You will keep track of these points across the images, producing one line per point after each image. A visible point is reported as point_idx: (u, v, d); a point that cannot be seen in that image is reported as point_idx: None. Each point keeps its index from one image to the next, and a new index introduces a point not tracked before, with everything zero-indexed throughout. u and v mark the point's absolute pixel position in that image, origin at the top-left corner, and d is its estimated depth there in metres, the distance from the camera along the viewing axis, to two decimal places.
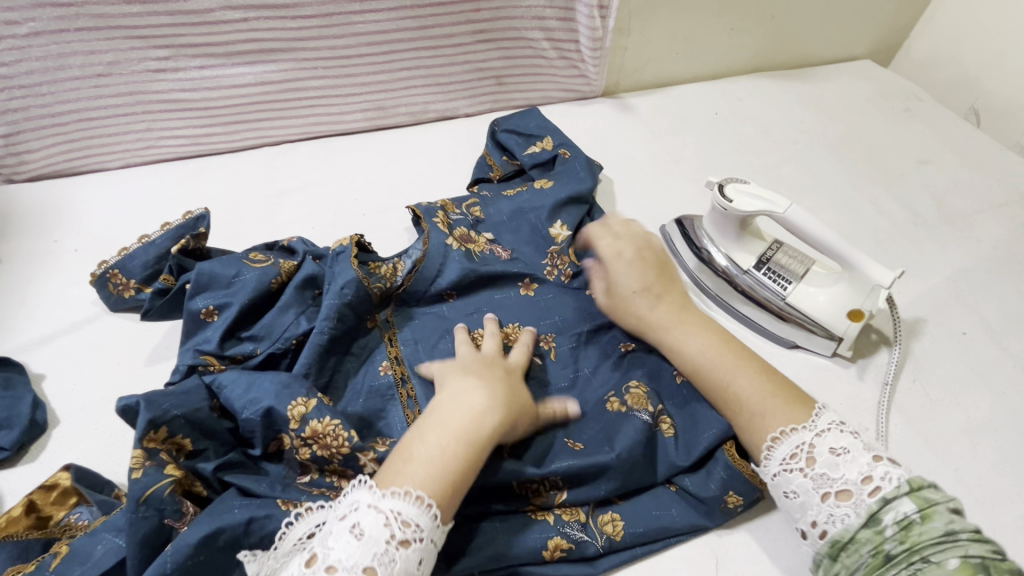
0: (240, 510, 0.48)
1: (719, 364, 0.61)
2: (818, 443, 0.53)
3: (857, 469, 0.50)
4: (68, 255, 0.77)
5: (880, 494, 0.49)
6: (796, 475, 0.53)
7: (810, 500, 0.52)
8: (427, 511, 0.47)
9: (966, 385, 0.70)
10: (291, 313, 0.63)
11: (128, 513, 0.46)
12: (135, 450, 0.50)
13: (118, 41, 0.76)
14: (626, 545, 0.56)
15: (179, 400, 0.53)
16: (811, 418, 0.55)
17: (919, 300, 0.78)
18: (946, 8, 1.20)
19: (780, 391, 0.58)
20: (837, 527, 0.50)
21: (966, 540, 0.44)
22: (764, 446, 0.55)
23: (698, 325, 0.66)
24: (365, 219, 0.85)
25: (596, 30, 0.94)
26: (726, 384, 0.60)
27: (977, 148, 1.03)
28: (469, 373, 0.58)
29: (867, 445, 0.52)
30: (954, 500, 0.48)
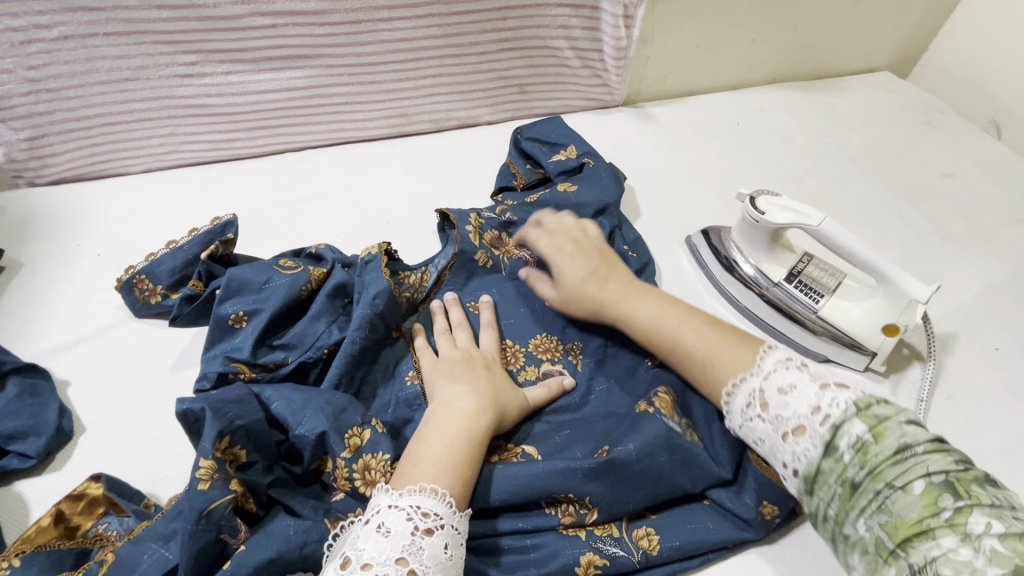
0: (295, 533, 0.47)
1: (669, 325, 0.63)
2: (767, 386, 0.54)
3: (806, 402, 0.50)
4: (92, 259, 0.77)
5: (832, 421, 0.49)
6: (757, 422, 0.53)
7: (775, 443, 0.52)
8: (443, 500, 0.48)
9: (1000, 402, 0.69)
10: (322, 322, 0.63)
11: (188, 524, 0.45)
12: (203, 460, 0.48)
13: (146, 47, 0.76)
14: (663, 560, 0.54)
15: (240, 410, 0.51)
16: (755, 362, 0.56)
17: (949, 315, 0.77)
18: (965, 21, 1.20)
19: (724, 338, 0.60)
20: (803, 463, 0.50)
21: (924, 455, 0.45)
22: (722, 399, 0.57)
23: (647, 292, 0.67)
24: (389, 226, 0.85)
25: (621, 39, 0.93)
26: (676, 343, 0.61)
27: (999, 161, 1.02)
28: (457, 376, 0.59)
29: (814, 375, 0.52)
30: (903, 412, 0.48)
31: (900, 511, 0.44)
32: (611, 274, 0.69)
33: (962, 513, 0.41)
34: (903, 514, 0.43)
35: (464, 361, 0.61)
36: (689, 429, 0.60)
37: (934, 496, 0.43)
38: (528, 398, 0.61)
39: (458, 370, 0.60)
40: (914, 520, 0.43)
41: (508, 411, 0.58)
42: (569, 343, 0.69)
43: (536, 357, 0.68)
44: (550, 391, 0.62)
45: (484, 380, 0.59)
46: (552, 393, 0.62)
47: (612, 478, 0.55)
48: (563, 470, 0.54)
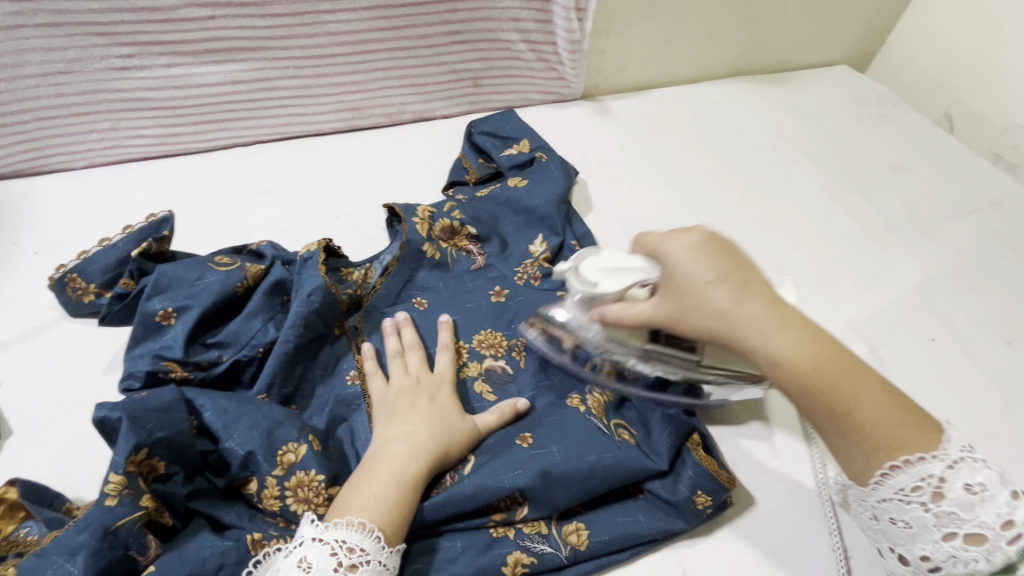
0: (211, 554, 0.47)
1: (838, 385, 0.47)
2: (950, 478, 0.46)
3: (996, 513, 0.45)
4: (28, 257, 0.75)
5: (1019, 541, 0.45)
6: (918, 508, 0.47)
7: (927, 535, 0.47)
8: (371, 535, 0.48)
9: (935, 392, 0.70)
10: (258, 320, 0.62)
11: (93, 540, 0.44)
12: (114, 474, 0.47)
13: (79, 38, 0.74)
14: (593, 554, 0.54)
15: (163, 421, 0.51)
16: (940, 446, 0.47)
17: (889, 307, 0.78)
18: (921, 15, 1.21)
19: (907, 417, 0.48)
20: (957, 568, 0.46)
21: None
22: (879, 475, 0.48)
23: (789, 318, 0.49)
24: (337, 222, 0.84)
25: (573, 32, 0.93)
26: (846, 411, 0.47)
27: (949, 154, 1.04)
28: (398, 415, 0.57)
29: (999, 478, 0.47)
30: None
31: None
32: (748, 283, 0.49)
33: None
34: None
35: (411, 392, 0.60)
36: (623, 429, 0.61)
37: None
38: (478, 426, 0.59)
39: (402, 405, 0.59)
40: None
41: (453, 449, 0.56)
42: (514, 339, 0.69)
43: (480, 353, 0.67)
44: (502, 416, 0.60)
45: (426, 414, 0.57)
46: (504, 417, 0.60)
47: (545, 485, 0.55)
48: (492, 479, 0.54)
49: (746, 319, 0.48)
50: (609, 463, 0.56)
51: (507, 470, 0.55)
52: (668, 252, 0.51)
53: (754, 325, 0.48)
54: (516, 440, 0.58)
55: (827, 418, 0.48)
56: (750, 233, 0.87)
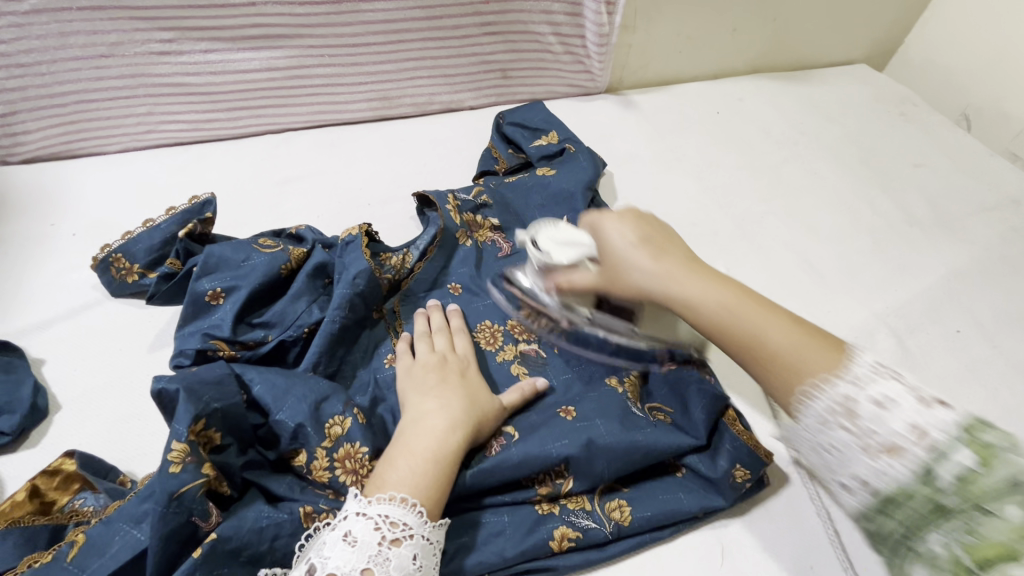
0: (267, 525, 0.48)
1: (741, 315, 0.52)
2: (859, 395, 0.47)
3: (905, 419, 0.45)
4: (66, 239, 0.75)
5: (935, 444, 0.43)
6: (837, 430, 0.47)
7: (851, 455, 0.46)
8: (413, 510, 0.48)
9: (961, 381, 0.72)
10: (303, 301, 0.63)
11: (159, 507, 0.45)
12: (175, 442, 0.47)
13: (122, 22, 0.75)
14: (637, 530, 0.56)
15: (218, 394, 0.51)
16: (846, 367, 0.48)
17: (914, 300, 0.80)
18: (940, 16, 1.23)
19: (813, 340, 0.50)
20: (882, 482, 0.44)
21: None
22: (796, 402, 0.49)
23: (701, 268, 0.56)
24: (371, 209, 0.85)
25: (603, 26, 0.94)
26: (755, 339, 0.51)
27: (968, 152, 1.06)
28: (429, 390, 0.57)
29: (914, 389, 0.47)
30: (1011, 439, 0.43)
31: (989, 534, 0.40)
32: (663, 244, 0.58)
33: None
34: (991, 537, 0.40)
35: (437, 368, 0.60)
36: (659, 410, 0.63)
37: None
38: (502, 404, 0.59)
39: (430, 380, 0.58)
40: (1000, 542, 0.40)
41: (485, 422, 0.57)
42: None
43: (514, 336, 0.68)
44: (523, 394, 0.60)
45: (456, 390, 0.57)
46: (526, 396, 0.61)
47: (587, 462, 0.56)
48: (539, 448, 0.56)
49: (655, 270, 0.55)
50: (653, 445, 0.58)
51: (554, 439, 0.56)
52: (608, 227, 0.58)
53: (665, 276, 0.55)
54: (558, 412, 0.60)
55: (737, 351, 0.52)
56: (775, 227, 0.89)
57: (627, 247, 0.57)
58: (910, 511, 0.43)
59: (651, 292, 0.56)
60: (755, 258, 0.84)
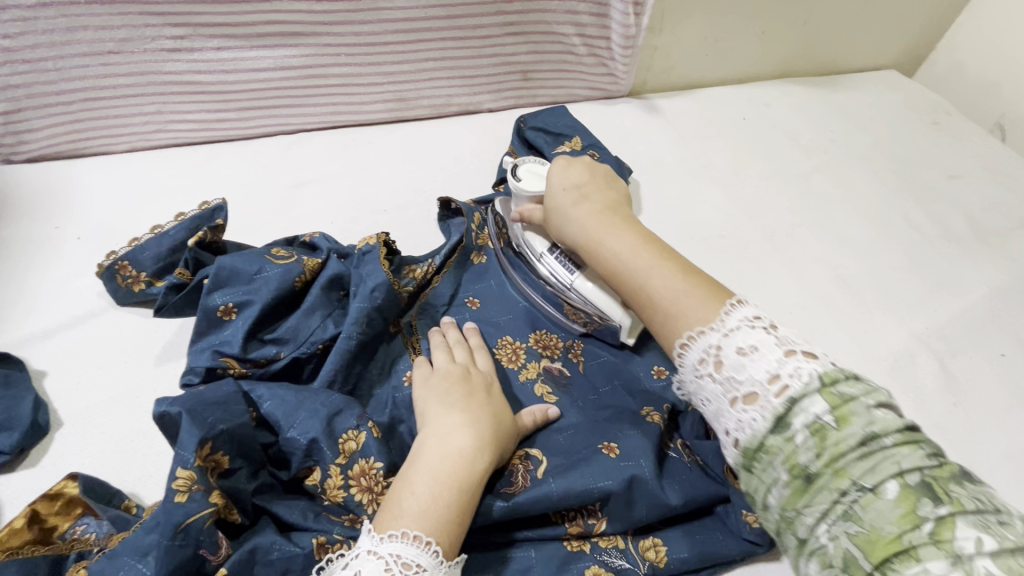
0: (278, 558, 0.45)
1: (637, 262, 0.57)
2: (725, 344, 0.48)
3: (764, 367, 0.45)
4: (70, 243, 0.72)
5: (789, 393, 0.43)
6: (707, 382, 0.48)
7: (722, 407, 0.47)
8: (428, 550, 0.44)
9: (1007, 409, 0.68)
10: (318, 316, 0.60)
11: (164, 540, 0.41)
12: (181, 469, 0.44)
13: (131, 17, 0.72)
14: (672, 571, 0.52)
15: (224, 413, 0.48)
16: (719, 316, 0.49)
17: (955, 320, 0.76)
18: (974, 21, 1.19)
19: (696, 289, 0.53)
20: (745, 435, 0.44)
21: (894, 448, 0.39)
22: (676, 353, 0.51)
23: (626, 225, 0.62)
24: (386, 215, 0.81)
25: (629, 27, 0.90)
26: (641, 285, 0.56)
27: (1005, 164, 1.02)
28: (455, 405, 0.54)
29: (780, 339, 0.46)
30: (874, 393, 0.42)
31: (873, 521, 0.37)
32: (593, 194, 0.66)
33: (946, 524, 0.35)
34: (876, 525, 0.37)
35: (461, 381, 0.56)
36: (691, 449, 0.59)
37: (912, 502, 0.37)
38: (520, 424, 0.56)
39: (456, 393, 0.55)
40: (892, 535, 0.36)
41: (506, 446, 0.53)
42: (572, 343, 0.67)
43: (536, 352, 0.65)
44: (536, 419, 0.57)
45: (482, 408, 0.54)
46: (537, 422, 0.57)
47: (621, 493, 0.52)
48: (582, 483, 0.52)
49: (581, 219, 0.63)
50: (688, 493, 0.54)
51: (597, 474, 0.52)
52: (554, 180, 0.67)
53: (585, 225, 0.63)
54: (600, 448, 0.55)
55: (631, 297, 0.58)
56: (807, 239, 0.85)
57: (561, 193, 0.66)
58: (781, 484, 0.42)
59: (574, 239, 0.64)
60: (786, 273, 0.80)
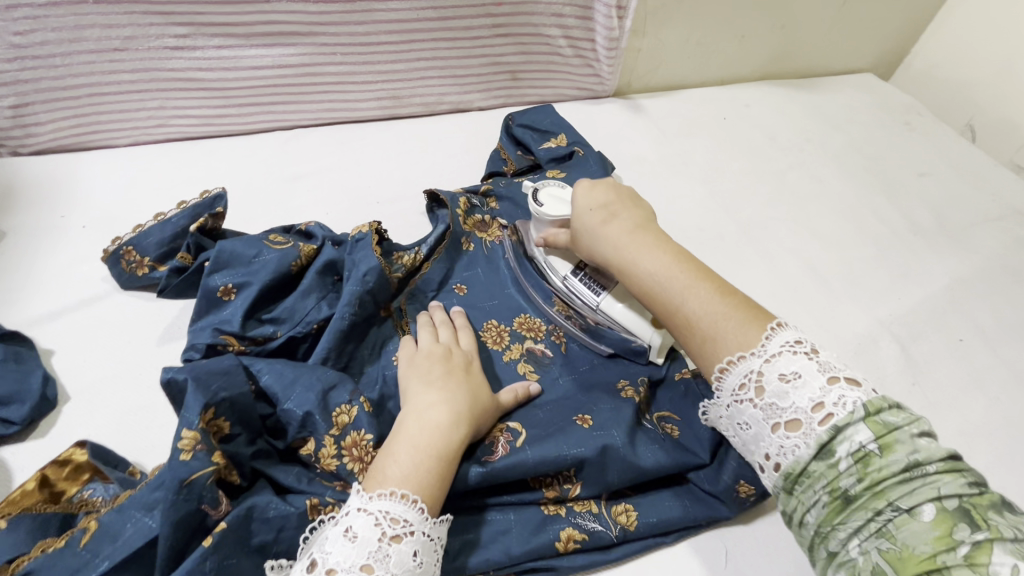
0: (275, 515, 0.48)
1: (671, 283, 0.57)
2: (768, 370, 0.49)
3: (808, 396, 0.47)
4: (76, 231, 0.76)
5: (833, 422, 0.46)
6: (747, 407, 0.50)
7: (762, 431, 0.49)
8: (414, 506, 0.47)
9: (964, 390, 0.73)
10: (312, 298, 0.63)
11: (170, 494, 0.44)
12: (186, 430, 0.47)
13: (136, 17, 0.75)
14: (641, 535, 0.56)
15: (226, 382, 0.51)
16: (760, 342, 0.51)
17: (918, 308, 0.81)
18: (947, 27, 1.24)
19: (736, 312, 0.54)
20: (788, 460, 0.47)
21: (935, 476, 0.42)
22: (714, 376, 0.53)
23: (657, 241, 0.61)
24: (379, 207, 0.85)
25: (613, 30, 0.94)
26: (677, 308, 0.56)
27: (973, 162, 1.06)
28: (433, 383, 0.57)
29: (822, 365, 0.48)
30: (918, 422, 0.45)
31: (907, 540, 0.40)
32: (622, 212, 0.65)
33: (984, 550, 0.38)
34: (910, 544, 0.40)
35: (442, 360, 0.60)
36: (667, 422, 0.63)
37: (949, 526, 0.40)
38: (499, 401, 0.59)
39: (436, 371, 0.59)
40: (926, 554, 0.39)
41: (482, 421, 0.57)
42: (553, 325, 0.70)
43: (520, 335, 0.69)
44: (516, 395, 0.61)
45: (461, 385, 0.58)
46: (518, 398, 0.61)
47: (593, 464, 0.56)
48: (557, 452, 0.55)
49: (614, 239, 0.62)
50: (663, 463, 0.58)
51: (571, 444, 0.56)
52: (582, 198, 0.66)
53: (616, 244, 0.62)
54: (575, 420, 0.59)
55: (664, 316, 0.58)
56: (781, 233, 0.89)
57: (588, 214, 0.65)
58: (820, 505, 0.45)
59: (605, 260, 0.63)
60: (760, 264, 0.84)
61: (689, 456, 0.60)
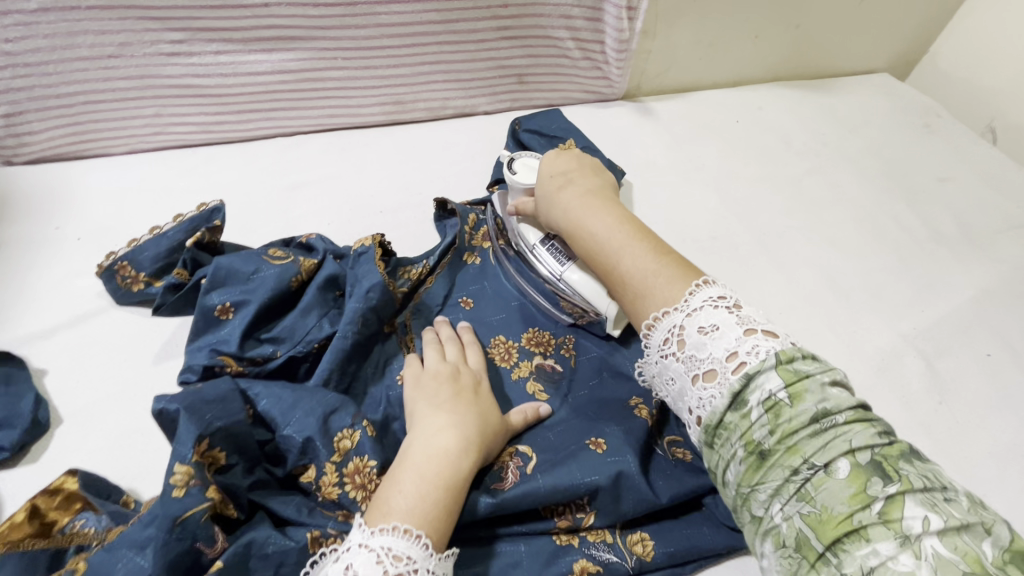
0: (274, 551, 0.45)
1: (612, 244, 0.60)
2: (688, 324, 0.50)
3: (723, 345, 0.47)
4: (71, 243, 0.73)
5: (745, 370, 0.45)
6: (671, 361, 0.50)
7: (684, 385, 0.49)
8: (418, 541, 0.45)
9: (993, 408, 0.69)
10: (313, 316, 0.61)
11: (162, 533, 0.42)
12: (179, 465, 0.45)
13: (131, 22, 0.73)
14: (657, 566, 0.53)
15: (219, 411, 0.49)
16: (683, 297, 0.52)
17: (942, 321, 0.77)
18: (966, 26, 1.20)
19: (667, 270, 0.55)
20: (706, 412, 0.47)
21: (845, 427, 0.41)
22: (643, 333, 0.54)
23: (607, 208, 0.64)
24: (382, 216, 0.83)
25: (623, 31, 0.91)
26: (615, 265, 0.59)
27: (996, 166, 1.03)
28: (441, 405, 0.54)
29: (742, 318, 0.48)
30: (829, 372, 0.44)
31: (825, 501, 0.39)
32: (577, 181, 0.68)
33: (895, 504, 0.37)
34: (828, 505, 0.39)
35: (450, 380, 0.57)
36: (679, 447, 0.60)
37: (863, 481, 0.39)
38: (509, 423, 0.57)
39: (443, 393, 0.56)
40: (843, 514, 0.38)
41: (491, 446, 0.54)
42: (563, 339, 0.67)
43: (529, 351, 0.66)
44: (526, 418, 0.58)
45: (470, 408, 0.55)
46: (528, 420, 0.58)
47: (608, 492, 0.53)
48: (570, 479, 0.53)
49: (564, 205, 0.66)
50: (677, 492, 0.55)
51: (584, 471, 0.53)
52: (543, 169, 0.70)
53: (567, 209, 0.65)
54: (588, 445, 0.56)
55: (605, 276, 0.61)
56: (797, 241, 0.86)
57: (548, 180, 0.69)
58: (738, 461, 0.44)
59: (559, 225, 0.66)
60: (776, 274, 0.81)
61: (704, 482, 0.57)
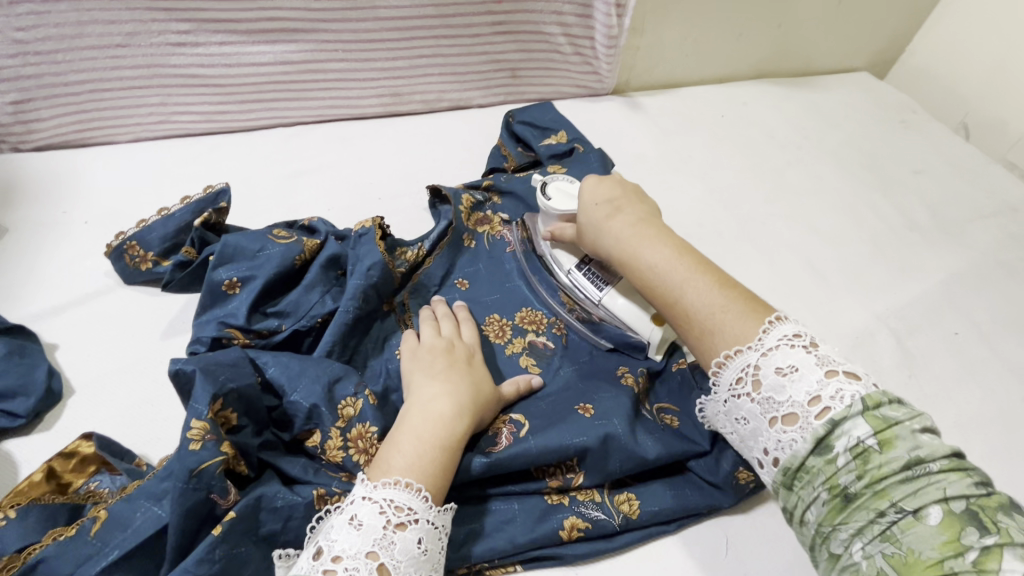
0: (282, 505, 0.48)
1: (673, 276, 0.57)
2: (764, 364, 0.50)
3: (805, 389, 0.47)
4: (79, 226, 0.76)
5: (830, 415, 0.46)
6: (744, 401, 0.50)
7: (760, 426, 0.49)
8: (418, 494, 0.48)
9: (960, 382, 0.74)
10: (317, 292, 0.64)
11: (179, 483, 0.45)
12: (196, 421, 0.47)
13: (139, 13, 0.76)
14: (643, 523, 0.57)
15: (233, 374, 0.52)
16: (757, 335, 0.51)
17: (913, 302, 0.82)
18: (941, 27, 1.25)
19: (733, 303, 0.54)
20: (786, 454, 0.47)
21: (938, 474, 0.41)
22: (711, 371, 0.53)
23: (661, 234, 0.61)
24: (381, 203, 0.86)
25: (612, 27, 0.95)
26: (677, 299, 0.56)
27: (967, 159, 1.08)
28: (436, 375, 0.58)
29: (821, 359, 0.48)
30: (919, 418, 0.44)
31: (911, 544, 0.39)
32: (626, 207, 0.65)
33: (992, 555, 0.37)
34: (916, 549, 0.39)
35: (445, 353, 0.60)
36: (667, 413, 0.64)
37: (956, 530, 0.39)
38: (502, 393, 0.60)
39: (438, 364, 0.59)
40: (932, 559, 0.38)
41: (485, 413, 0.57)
42: (554, 317, 0.71)
43: (522, 328, 0.69)
44: (518, 388, 0.61)
45: (463, 377, 0.58)
46: (520, 391, 0.61)
47: (595, 456, 0.56)
48: (558, 442, 0.56)
49: (616, 233, 0.63)
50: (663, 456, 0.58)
51: (573, 435, 0.57)
52: (588, 194, 0.66)
53: (619, 237, 0.62)
54: (577, 411, 0.59)
55: (665, 308, 0.58)
56: (778, 228, 0.90)
57: (594, 209, 0.65)
58: (820, 502, 0.45)
59: (610, 254, 0.63)
60: (758, 259, 0.85)
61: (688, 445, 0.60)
